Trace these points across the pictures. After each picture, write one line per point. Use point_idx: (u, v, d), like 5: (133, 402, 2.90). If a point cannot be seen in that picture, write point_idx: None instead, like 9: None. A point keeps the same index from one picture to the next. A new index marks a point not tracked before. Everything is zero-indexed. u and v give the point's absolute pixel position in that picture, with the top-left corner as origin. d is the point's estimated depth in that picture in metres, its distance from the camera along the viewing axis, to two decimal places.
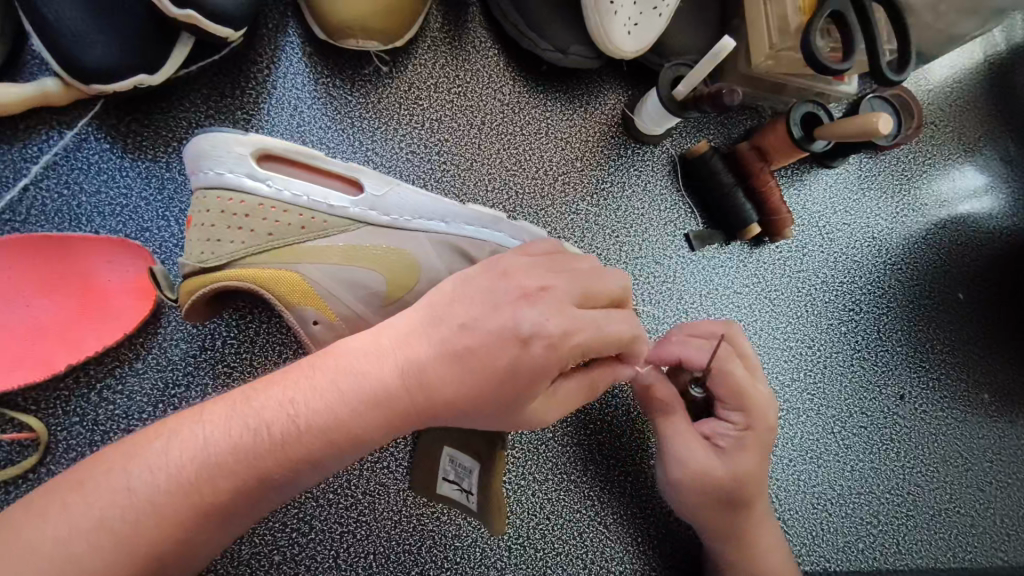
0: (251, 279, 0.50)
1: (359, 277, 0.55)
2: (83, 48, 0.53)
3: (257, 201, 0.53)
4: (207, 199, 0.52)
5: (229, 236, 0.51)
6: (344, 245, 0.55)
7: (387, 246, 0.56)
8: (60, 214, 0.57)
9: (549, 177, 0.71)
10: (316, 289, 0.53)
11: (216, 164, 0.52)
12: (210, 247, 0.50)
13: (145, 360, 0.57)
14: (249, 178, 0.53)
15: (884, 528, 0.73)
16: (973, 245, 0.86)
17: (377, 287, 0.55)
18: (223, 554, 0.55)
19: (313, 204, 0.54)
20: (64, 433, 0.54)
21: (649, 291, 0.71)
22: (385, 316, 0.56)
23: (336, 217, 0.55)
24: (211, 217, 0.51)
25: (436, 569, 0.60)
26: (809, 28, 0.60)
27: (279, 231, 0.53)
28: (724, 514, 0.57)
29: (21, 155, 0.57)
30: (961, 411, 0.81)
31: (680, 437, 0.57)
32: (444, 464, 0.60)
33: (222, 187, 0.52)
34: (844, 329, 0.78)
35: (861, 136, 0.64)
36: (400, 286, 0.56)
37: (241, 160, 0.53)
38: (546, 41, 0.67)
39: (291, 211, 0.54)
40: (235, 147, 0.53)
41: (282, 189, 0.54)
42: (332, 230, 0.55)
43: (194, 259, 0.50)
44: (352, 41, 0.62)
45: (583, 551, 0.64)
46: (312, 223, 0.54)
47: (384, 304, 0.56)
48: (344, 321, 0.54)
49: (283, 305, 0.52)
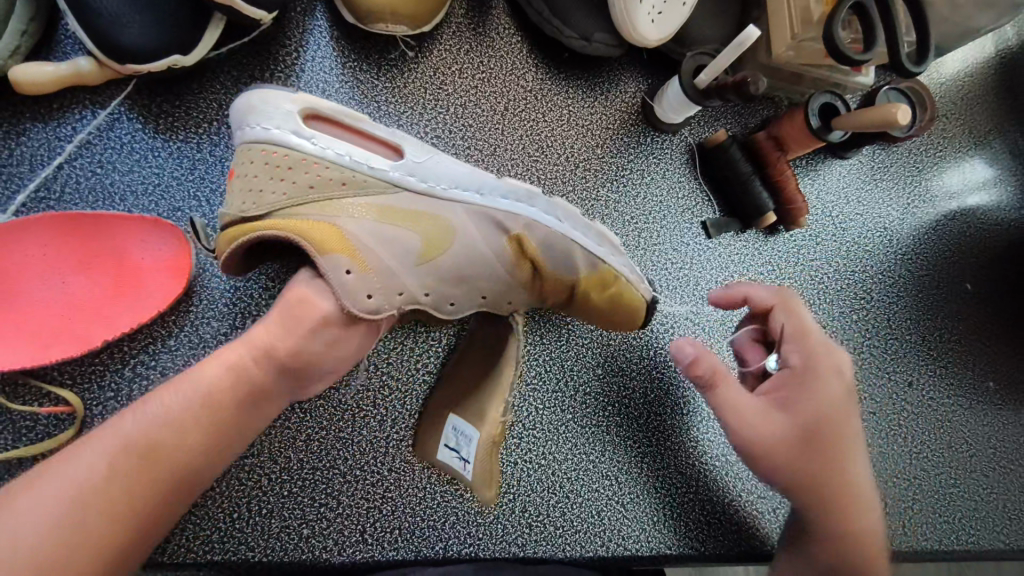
0: (290, 230, 0.48)
1: (396, 234, 0.52)
2: (120, 28, 0.54)
3: (301, 156, 0.52)
4: (250, 152, 0.52)
5: (271, 188, 0.51)
6: (379, 204, 0.52)
7: (422, 210, 0.54)
8: (94, 192, 0.58)
9: (570, 164, 0.72)
10: (354, 242, 0.50)
11: (264, 120, 0.53)
12: (251, 198, 0.50)
13: (177, 337, 0.58)
14: (295, 135, 0.53)
15: (891, 510, 0.76)
16: (981, 235, 0.87)
17: (412, 244, 0.52)
18: (255, 526, 0.58)
19: (354, 164, 0.53)
20: (99, 407, 0.56)
21: (667, 278, 0.73)
22: (421, 277, 0.53)
23: (376, 178, 0.53)
24: (255, 168, 0.51)
25: (459, 545, 0.62)
26: (833, 17, 0.61)
27: (320, 185, 0.51)
28: (847, 458, 0.58)
29: (56, 134, 0.58)
30: (967, 398, 0.83)
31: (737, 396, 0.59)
32: (445, 432, 0.59)
33: (267, 141, 0.52)
34: (856, 316, 0.80)
35: (879, 125, 0.65)
36: (433, 247, 0.53)
37: (290, 117, 0.53)
38: (570, 28, 0.68)
39: (333, 169, 0.52)
40: (284, 105, 0.54)
41: (325, 148, 0.53)
42: (371, 190, 0.53)
43: (238, 209, 0.50)
44: (382, 26, 0.63)
45: (601, 529, 0.66)
46: (353, 181, 0.52)
47: (419, 261, 0.52)
48: (379, 275, 0.50)
49: (315, 252, 0.48)
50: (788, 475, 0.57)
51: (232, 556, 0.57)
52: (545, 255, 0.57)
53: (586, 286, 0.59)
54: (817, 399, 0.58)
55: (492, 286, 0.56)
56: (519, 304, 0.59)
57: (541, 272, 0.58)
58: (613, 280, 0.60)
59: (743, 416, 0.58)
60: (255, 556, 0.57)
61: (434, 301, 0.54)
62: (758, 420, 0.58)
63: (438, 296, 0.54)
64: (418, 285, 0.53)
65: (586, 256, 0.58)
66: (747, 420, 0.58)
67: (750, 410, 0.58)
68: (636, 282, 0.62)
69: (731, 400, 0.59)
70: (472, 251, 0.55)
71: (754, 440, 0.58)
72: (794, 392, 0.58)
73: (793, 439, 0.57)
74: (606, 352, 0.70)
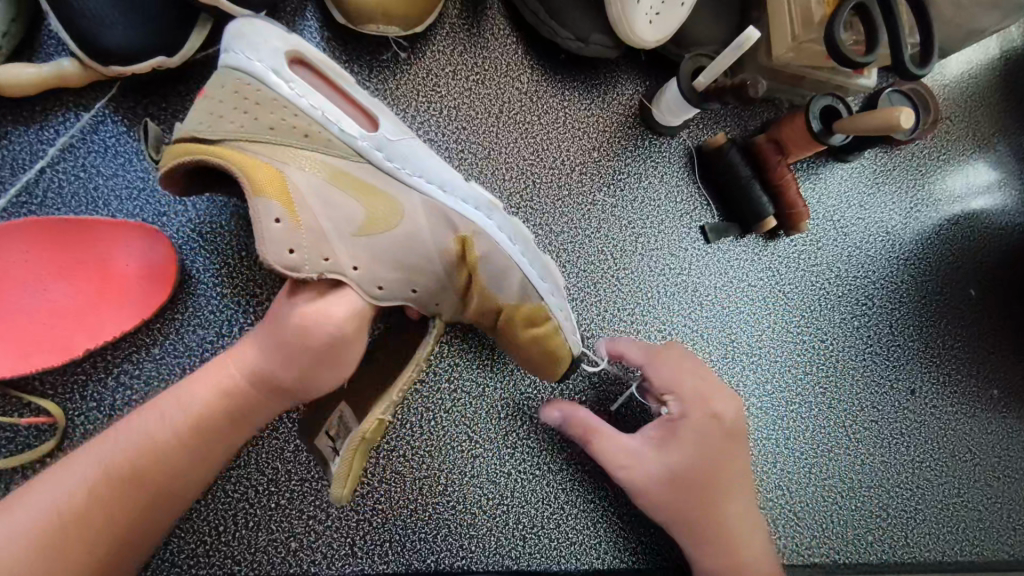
0: (235, 164, 0.46)
1: (343, 203, 0.49)
2: (102, 30, 0.52)
3: (272, 96, 0.50)
4: (225, 78, 0.51)
5: (233, 118, 0.49)
6: (336, 168, 0.50)
7: (378, 188, 0.52)
8: (77, 197, 0.57)
9: (566, 167, 0.70)
10: (295, 192, 0.48)
11: (248, 48, 0.51)
12: (209, 120, 0.48)
13: (162, 345, 0.57)
14: (275, 74, 0.51)
15: (892, 521, 0.75)
16: (985, 240, 0.86)
17: (355, 216, 0.49)
18: (241, 539, 0.56)
19: (324, 120, 0.51)
20: (82, 418, 0.54)
21: (665, 284, 0.72)
22: (353, 249, 0.49)
23: (341, 141, 0.51)
24: (223, 94, 0.50)
25: (451, 558, 0.60)
26: (834, 18, 0.60)
27: (283, 131, 0.50)
28: (729, 501, 0.59)
29: (38, 137, 0.57)
30: (971, 406, 0.81)
31: (618, 445, 0.59)
32: (328, 416, 0.51)
33: (240, 70, 0.51)
34: (857, 322, 0.79)
35: (880, 130, 0.63)
36: (376, 224, 0.50)
37: (275, 56, 0.51)
38: (566, 29, 0.66)
39: (301, 117, 0.50)
40: (273, 43, 0.52)
41: (300, 94, 0.51)
42: (332, 152, 0.51)
43: (189, 128, 0.48)
44: (372, 26, 0.62)
45: (596, 541, 0.64)
46: (315, 137, 0.50)
47: (355, 233, 0.49)
48: (311, 234, 0.47)
49: (251, 191, 0.45)
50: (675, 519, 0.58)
51: (218, 570, 0.55)
52: (485, 271, 0.54)
53: (515, 313, 0.56)
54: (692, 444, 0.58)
55: (423, 279, 0.52)
56: (445, 309, 0.54)
57: (475, 284, 0.54)
58: (543, 320, 0.56)
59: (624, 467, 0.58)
60: (241, 570, 0.56)
61: (361, 279, 0.49)
62: (632, 462, 0.58)
63: (366, 276, 0.49)
64: (346, 257, 0.49)
65: (522, 280, 0.55)
66: (634, 470, 0.58)
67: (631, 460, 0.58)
68: (567, 332, 0.59)
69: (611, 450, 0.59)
70: (414, 240, 0.51)
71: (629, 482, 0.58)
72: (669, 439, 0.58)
73: (671, 486, 0.57)
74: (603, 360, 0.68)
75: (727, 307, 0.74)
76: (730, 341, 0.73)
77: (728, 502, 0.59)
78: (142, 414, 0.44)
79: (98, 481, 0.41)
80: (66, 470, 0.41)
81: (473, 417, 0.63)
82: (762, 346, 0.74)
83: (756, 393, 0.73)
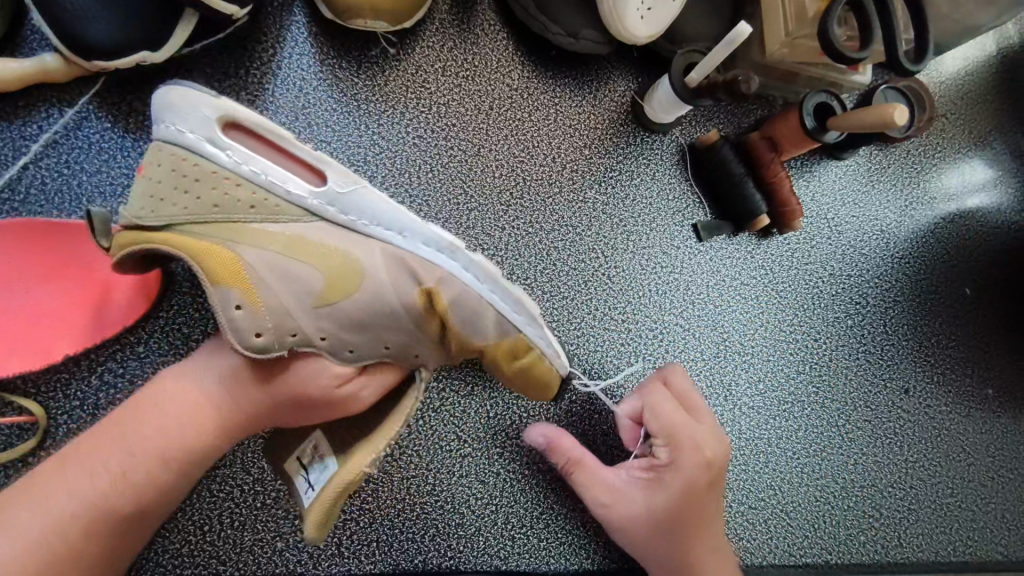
0: (181, 248, 0.44)
1: (298, 271, 0.47)
2: (84, 24, 0.52)
3: (213, 168, 0.47)
4: (159, 155, 0.48)
5: (175, 198, 0.46)
6: (289, 234, 0.48)
7: (335, 245, 0.49)
8: (60, 194, 0.56)
9: (557, 164, 0.70)
10: (249, 273, 0.45)
11: (179, 120, 0.48)
12: (152, 205, 0.46)
13: (147, 344, 0.56)
14: (211, 143, 0.48)
15: (886, 521, 0.75)
16: (980, 239, 0.85)
17: (313, 284, 0.47)
18: (226, 539, 0.56)
19: (270, 185, 0.48)
20: (65, 416, 0.54)
21: (656, 282, 0.71)
22: (317, 321, 0.47)
23: (291, 204, 0.49)
24: (161, 171, 0.47)
25: (439, 558, 0.60)
26: (828, 13, 0.59)
27: (227, 203, 0.47)
28: (711, 544, 0.57)
29: (21, 133, 0.56)
30: (965, 406, 0.80)
31: (593, 486, 0.59)
32: (305, 443, 0.51)
33: (177, 144, 0.48)
34: (851, 322, 0.78)
35: (875, 126, 0.63)
36: (337, 288, 0.47)
37: (206, 123, 0.48)
38: (557, 25, 0.66)
39: (245, 187, 0.48)
40: (202, 109, 0.48)
41: (240, 162, 0.48)
42: (284, 216, 0.48)
43: (133, 213, 0.46)
44: (359, 21, 0.61)
45: (586, 541, 0.64)
46: (263, 205, 0.48)
47: (317, 303, 0.47)
48: (272, 313, 0.45)
49: (207, 281, 0.44)
50: (649, 557, 0.58)
51: (203, 570, 0.55)
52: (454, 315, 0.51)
53: (497, 350, 0.54)
54: (673, 495, 0.56)
55: (397, 336, 0.50)
56: (426, 357, 0.51)
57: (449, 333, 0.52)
58: (525, 351, 0.55)
59: (597, 506, 0.59)
60: (226, 570, 0.55)
61: (331, 346, 0.48)
62: (612, 501, 0.58)
63: (335, 342, 0.48)
64: (312, 329, 0.47)
65: (496, 320, 0.53)
66: (607, 511, 0.58)
67: (606, 504, 0.58)
68: (552, 358, 0.57)
69: (587, 489, 0.59)
70: (379, 299, 0.49)
71: (611, 519, 0.58)
72: (653, 485, 0.57)
73: (644, 531, 0.57)
74: (594, 359, 0.67)
75: (719, 306, 0.73)
76: (722, 340, 0.72)
77: (710, 546, 0.57)
78: (130, 429, 0.43)
79: (90, 507, 0.41)
80: (54, 487, 0.41)
81: (462, 416, 0.62)
82: (754, 345, 0.74)
83: (748, 393, 0.72)
